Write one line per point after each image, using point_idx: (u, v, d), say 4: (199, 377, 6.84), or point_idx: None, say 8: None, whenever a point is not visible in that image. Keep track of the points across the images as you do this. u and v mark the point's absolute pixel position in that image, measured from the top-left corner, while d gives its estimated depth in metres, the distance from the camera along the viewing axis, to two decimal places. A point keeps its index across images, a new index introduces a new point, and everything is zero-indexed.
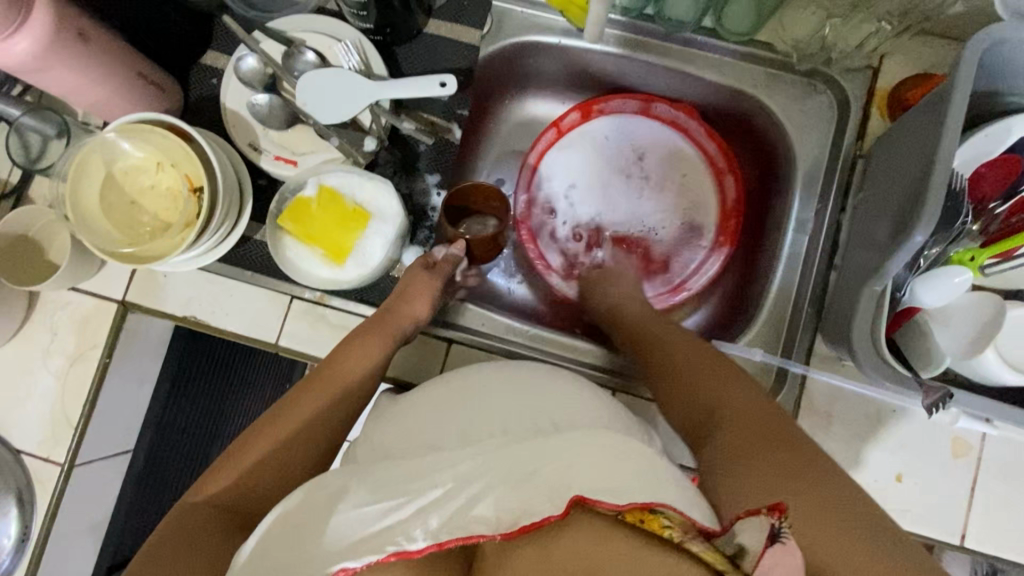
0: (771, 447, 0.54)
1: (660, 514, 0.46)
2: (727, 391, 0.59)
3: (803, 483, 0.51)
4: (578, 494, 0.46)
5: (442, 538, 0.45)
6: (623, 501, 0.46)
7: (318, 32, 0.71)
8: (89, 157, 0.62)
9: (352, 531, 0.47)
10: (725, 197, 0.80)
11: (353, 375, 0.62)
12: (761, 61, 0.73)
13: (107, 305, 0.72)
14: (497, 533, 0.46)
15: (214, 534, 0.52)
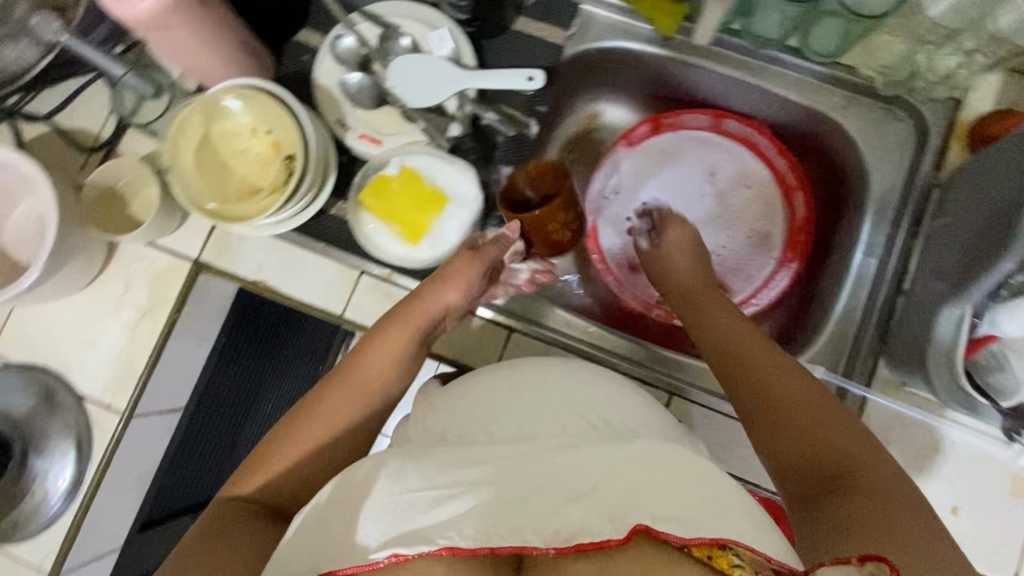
0: (870, 496, 0.44)
1: (730, 550, 0.42)
2: (824, 418, 0.50)
3: (906, 540, 0.41)
4: (644, 524, 0.42)
5: (494, 544, 0.43)
6: (689, 534, 0.41)
7: (414, 20, 0.74)
8: (191, 117, 0.65)
9: (388, 524, 0.45)
10: (794, 215, 0.80)
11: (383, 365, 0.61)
12: (841, 84, 0.74)
13: (180, 263, 0.74)
14: (550, 548, 0.43)
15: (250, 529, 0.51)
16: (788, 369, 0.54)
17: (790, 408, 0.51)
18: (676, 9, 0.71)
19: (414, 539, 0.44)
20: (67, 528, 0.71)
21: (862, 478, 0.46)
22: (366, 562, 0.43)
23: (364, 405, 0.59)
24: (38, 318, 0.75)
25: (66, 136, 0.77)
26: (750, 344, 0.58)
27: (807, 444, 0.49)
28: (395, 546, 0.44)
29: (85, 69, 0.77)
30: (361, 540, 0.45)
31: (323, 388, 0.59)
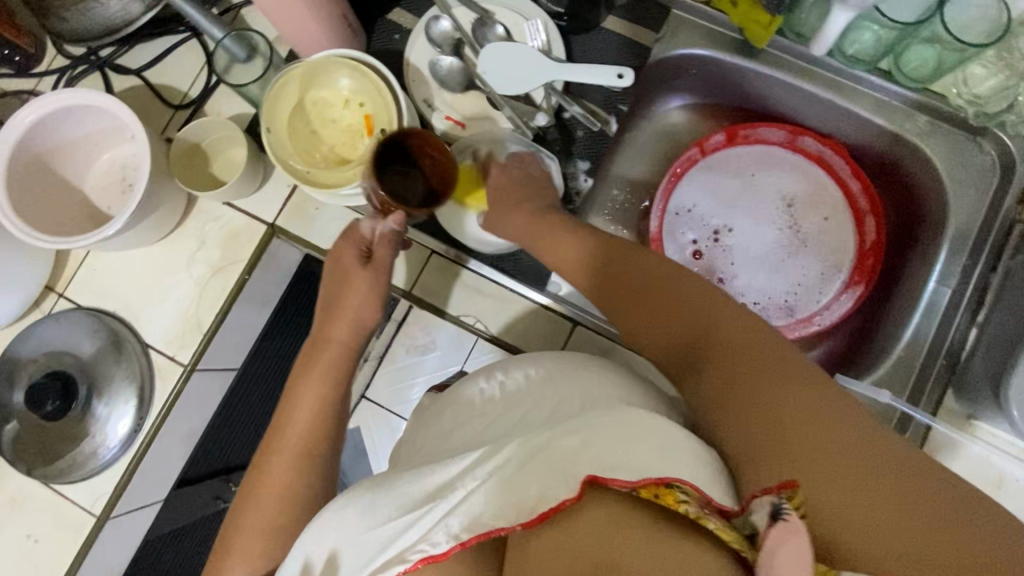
0: (791, 406, 0.45)
1: (676, 488, 0.40)
2: (743, 343, 0.49)
3: (832, 443, 0.42)
4: (591, 475, 0.40)
5: (464, 538, 0.40)
6: (636, 477, 0.40)
7: (507, 9, 0.75)
8: (287, 82, 0.66)
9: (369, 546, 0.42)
10: (865, 237, 0.80)
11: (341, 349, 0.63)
12: (929, 110, 0.73)
13: (255, 225, 0.76)
14: (516, 525, 0.40)
15: None
16: (711, 305, 0.53)
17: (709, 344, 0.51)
18: (772, 20, 0.70)
19: (392, 558, 0.41)
20: (121, 473, 0.72)
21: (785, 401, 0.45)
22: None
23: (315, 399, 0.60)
24: (110, 266, 0.76)
25: (154, 91, 0.79)
26: (672, 287, 0.55)
27: (746, 389, 0.47)
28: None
29: (180, 28, 0.79)
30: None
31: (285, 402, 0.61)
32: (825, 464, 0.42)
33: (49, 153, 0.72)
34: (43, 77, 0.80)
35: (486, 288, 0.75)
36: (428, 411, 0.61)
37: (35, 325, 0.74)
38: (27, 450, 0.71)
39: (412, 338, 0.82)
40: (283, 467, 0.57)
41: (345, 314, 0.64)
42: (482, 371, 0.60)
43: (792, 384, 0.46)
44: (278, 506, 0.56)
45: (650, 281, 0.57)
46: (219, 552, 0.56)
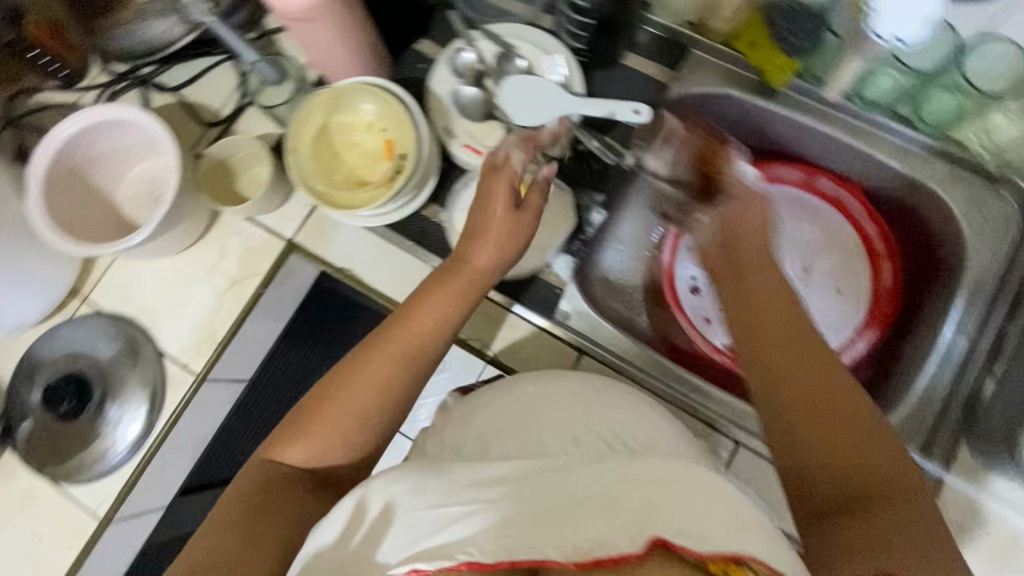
0: (894, 532, 0.45)
1: (745, 565, 0.41)
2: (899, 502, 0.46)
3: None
4: (658, 536, 0.42)
5: (514, 557, 0.44)
6: (705, 547, 0.41)
7: (531, 43, 0.77)
8: (314, 106, 0.68)
9: (416, 536, 0.46)
10: (880, 281, 0.80)
11: (429, 326, 0.60)
12: (947, 157, 0.74)
13: (274, 242, 0.78)
14: (568, 561, 0.43)
15: (296, 498, 0.55)
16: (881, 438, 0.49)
17: (849, 474, 0.49)
18: (787, 63, 0.73)
19: (435, 551, 0.45)
20: (128, 477, 0.74)
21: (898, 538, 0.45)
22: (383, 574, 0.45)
23: (427, 344, 0.60)
24: (132, 272, 0.78)
25: (187, 108, 0.82)
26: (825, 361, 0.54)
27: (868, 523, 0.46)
28: (415, 559, 0.45)
29: (217, 49, 0.83)
30: (387, 552, 0.46)
31: (382, 335, 0.60)
32: None
33: (85, 164, 0.75)
34: (85, 91, 0.84)
35: (493, 312, 0.77)
36: (468, 403, 0.63)
37: (57, 327, 0.76)
38: (41, 449, 0.73)
39: None
40: (366, 389, 0.57)
41: (463, 296, 0.61)
42: (569, 375, 0.63)
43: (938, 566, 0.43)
44: (349, 418, 0.57)
45: (812, 367, 0.53)
46: (283, 436, 0.57)
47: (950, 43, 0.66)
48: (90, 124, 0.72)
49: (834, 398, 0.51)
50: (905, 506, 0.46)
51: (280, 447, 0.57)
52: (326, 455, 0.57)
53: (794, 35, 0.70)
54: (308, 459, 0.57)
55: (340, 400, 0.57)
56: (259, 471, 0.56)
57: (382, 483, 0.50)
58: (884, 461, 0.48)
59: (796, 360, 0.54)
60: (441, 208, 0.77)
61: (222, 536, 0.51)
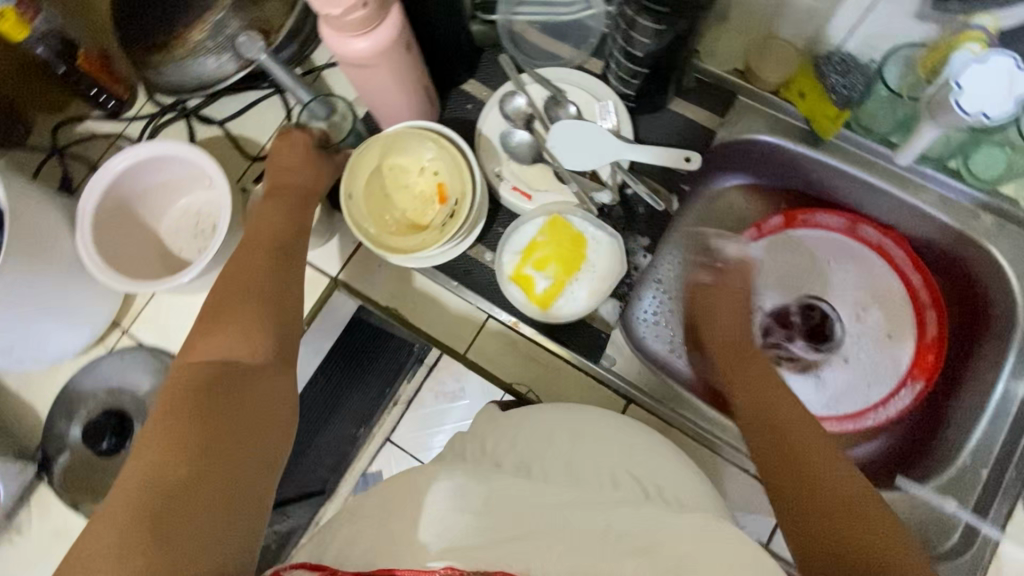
0: None
1: None
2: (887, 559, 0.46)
3: None
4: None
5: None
6: None
7: (580, 87, 0.77)
8: (369, 149, 0.68)
9: (450, 531, 0.48)
10: (925, 331, 0.79)
11: (271, 229, 0.66)
12: (997, 212, 0.73)
13: (319, 279, 0.78)
14: None
15: (226, 387, 0.50)
16: (867, 499, 0.51)
17: (835, 531, 0.49)
18: (839, 114, 0.73)
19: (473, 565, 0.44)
20: None
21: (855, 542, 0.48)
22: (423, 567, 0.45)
23: (268, 237, 0.65)
24: (174, 305, 0.78)
25: (233, 141, 0.83)
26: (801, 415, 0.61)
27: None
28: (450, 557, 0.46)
29: (264, 84, 0.83)
30: (428, 540, 0.48)
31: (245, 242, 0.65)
32: None
33: (133, 197, 0.75)
34: (131, 122, 0.85)
35: (540, 356, 0.77)
36: (501, 423, 0.62)
37: (98, 360, 0.76)
38: (77, 484, 0.72)
39: (440, 385, 0.88)
40: (242, 287, 0.60)
41: (283, 200, 0.69)
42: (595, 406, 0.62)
43: None
44: (250, 313, 0.58)
45: (791, 439, 0.58)
46: (195, 339, 0.55)
47: None
48: (143, 159, 0.72)
49: (802, 439, 0.57)
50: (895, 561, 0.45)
51: (190, 356, 0.53)
52: (247, 347, 0.55)
53: (846, 86, 0.72)
54: (221, 351, 0.54)
55: (229, 310, 0.57)
56: (195, 370, 0.51)
57: (433, 486, 0.52)
58: (869, 524, 0.49)
59: (791, 436, 0.58)
60: (487, 248, 0.77)
61: (158, 426, 0.45)
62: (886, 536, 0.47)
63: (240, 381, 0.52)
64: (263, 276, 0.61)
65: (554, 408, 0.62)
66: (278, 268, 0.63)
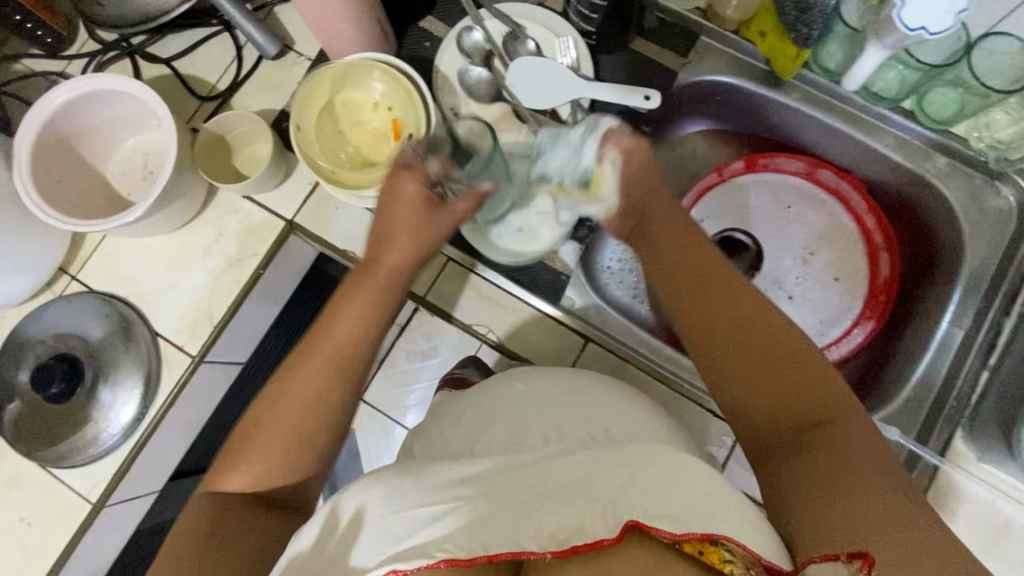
0: (847, 459, 0.45)
1: (720, 545, 0.40)
2: (835, 423, 0.47)
3: (870, 510, 0.42)
4: (632, 520, 0.42)
5: (491, 551, 0.43)
6: (680, 529, 0.41)
7: (540, 24, 0.75)
8: (319, 83, 0.67)
9: (388, 539, 0.45)
10: (878, 272, 0.81)
11: (350, 337, 0.53)
12: (950, 152, 0.74)
13: (274, 221, 0.76)
14: (546, 551, 0.43)
15: (248, 523, 0.50)
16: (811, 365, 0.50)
17: (777, 404, 0.49)
18: (799, 54, 0.72)
19: (414, 551, 0.44)
20: (121, 460, 0.72)
21: (878, 525, 0.41)
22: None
23: (355, 350, 0.53)
24: (124, 250, 0.76)
25: (181, 80, 0.79)
26: (808, 353, 0.50)
27: (832, 463, 0.45)
28: (395, 559, 0.43)
29: (213, 20, 0.80)
30: (366, 556, 0.45)
31: (307, 344, 0.53)
32: (881, 530, 0.41)
33: (75, 135, 0.72)
34: (72, 60, 0.81)
35: (499, 299, 0.76)
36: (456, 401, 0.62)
37: (46, 306, 0.73)
38: (27, 431, 0.70)
39: (413, 343, 0.80)
40: (297, 412, 0.51)
41: (375, 294, 0.55)
42: (512, 379, 0.61)
43: (885, 487, 0.44)
44: (286, 439, 0.51)
45: (735, 303, 0.53)
46: (232, 456, 0.51)
47: (958, 38, 0.66)
48: (83, 94, 0.69)
49: (774, 330, 0.51)
50: (841, 422, 0.47)
51: (226, 470, 0.51)
52: (273, 478, 0.51)
53: (805, 24, 0.69)
54: (258, 481, 0.51)
55: (273, 419, 0.51)
56: (221, 502, 0.50)
57: (363, 486, 0.50)
58: (817, 390, 0.49)
59: (721, 298, 0.54)
60: None
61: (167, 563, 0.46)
62: (839, 405, 0.48)
63: (258, 523, 0.50)
64: (329, 403, 0.52)
65: (498, 381, 0.61)
66: (338, 378, 0.52)
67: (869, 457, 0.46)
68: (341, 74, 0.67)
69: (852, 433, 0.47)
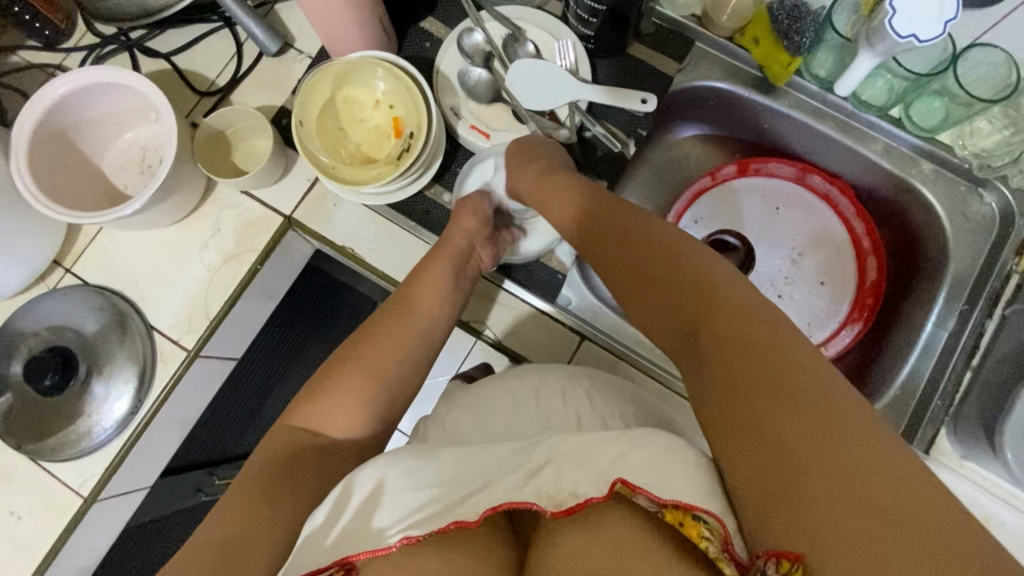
0: (761, 395, 0.46)
1: (701, 521, 0.42)
2: (743, 351, 0.48)
3: (785, 449, 0.43)
4: (622, 479, 0.44)
5: (496, 503, 0.46)
6: (665, 495, 0.43)
7: (539, 27, 0.77)
8: (321, 79, 0.67)
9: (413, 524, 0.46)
10: (866, 275, 0.82)
11: (427, 299, 0.67)
12: (934, 159, 0.76)
13: (272, 217, 0.76)
14: (546, 509, 0.46)
15: (318, 457, 0.58)
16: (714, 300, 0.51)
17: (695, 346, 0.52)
18: (791, 61, 0.73)
19: (432, 518, 0.46)
20: (113, 455, 0.71)
21: (836, 507, 0.40)
22: (381, 544, 0.45)
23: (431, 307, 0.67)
24: (121, 243, 0.76)
25: (181, 75, 0.80)
26: (709, 288, 0.52)
27: (740, 402, 0.46)
28: (409, 526, 0.46)
29: (214, 16, 0.80)
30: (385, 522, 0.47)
31: (396, 298, 0.67)
32: (793, 469, 0.42)
33: (72, 128, 0.72)
34: (71, 53, 0.80)
35: (496, 296, 0.78)
36: (452, 403, 0.64)
37: (38, 298, 0.72)
38: (17, 424, 0.69)
39: None
40: (380, 351, 0.63)
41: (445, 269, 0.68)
42: (522, 374, 0.63)
43: (802, 408, 0.44)
44: (372, 378, 0.62)
45: (647, 261, 0.56)
46: (316, 394, 0.61)
47: (944, 48, 0.69)
48: (83, 86, 0.68)
49: (681, 276, 0.54)
50: (754, 343, 0.48)
51: (308, 405, 0.61)
52: (351, 420, 0.61)
53: (797, 32, 0.71)
54: (338, 420, 0.60)
55: (359, 360, 0.62)
56: (302, 434, 0.59)
57: (377, 466, 0.51)
58: (723, 317, 0.50)
59: (626, 255, 0.58)
60: (445, 189, 0.77)
61: (262, 462, 0.57)
62: (744, 325, 0.49)
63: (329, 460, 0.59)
64: (408, 347, 0.64)
65: (509, 377, 0.63)
66: (416, 330, 0.65)
67: (798, 394, 0.45)
68: (341, 72, 0.68)
69: (764, 358, 0.47)
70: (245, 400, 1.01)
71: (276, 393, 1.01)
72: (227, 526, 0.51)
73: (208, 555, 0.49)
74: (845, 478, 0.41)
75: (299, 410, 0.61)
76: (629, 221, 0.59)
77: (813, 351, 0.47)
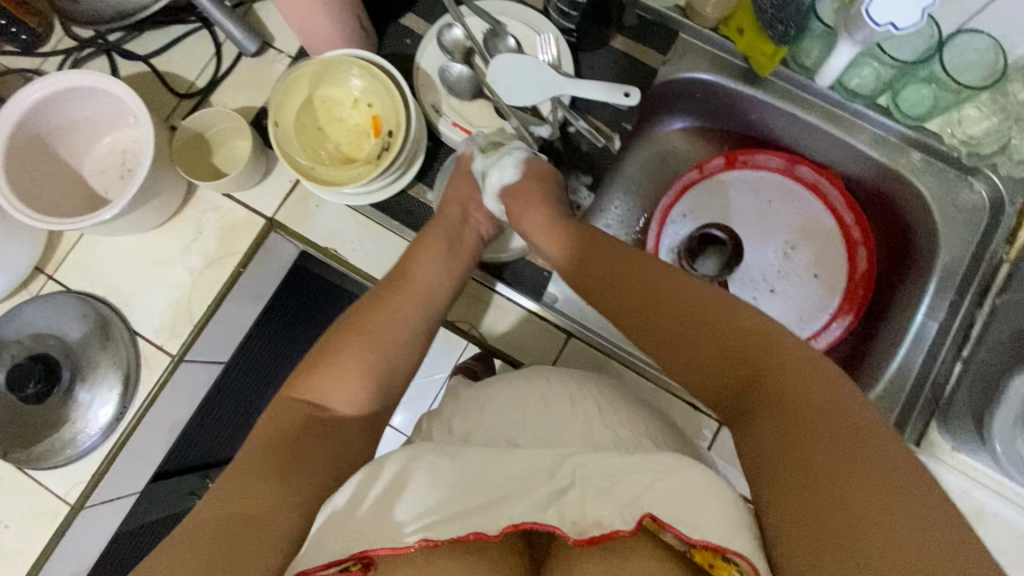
0: (814, 440, 0.47)
1: (732, 563, 0.42)
2: (792, 397, 0.49)
3: (831, 495, 0.44)
4: (650, 513, 0.44)
5: (517, 521, 0.46)
6: (695, 534, 0.43)
7: (520, 21, 0.77)
8: (298, 79, 0.67)
9: None
10: (856, 267, 0.81)
11: (425, 272, 0.68)
12: (924, 147, 0.75)
13: (255, 220, 0.76)
14: (569, 535, 0.46)
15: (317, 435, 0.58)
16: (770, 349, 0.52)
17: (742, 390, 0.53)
18: (776, 50, 0.72)
19: (446, 523, 0.47)
20: (100, 461, 0.71)
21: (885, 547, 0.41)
22: (399, 543, 0.46)
23: (428, 281, 0.67)
24: (102, 249, 0.75)
25: (159, 77, 0.79)
26: (759, 334, 0.53)
27: (791, 448, 0.47)
28: (427, 529, 0.47)
29: (192, 17, 0.79)
30: (404, 517, 0.48)
31: (396, 272, 0.67)
32: (841, 516, 0.43)
33: (50, 133, 0.71)
34: (48, 57, 0.80)
35: (481, 294, 0.77)
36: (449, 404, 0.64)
37: (20, 306, 0.72)
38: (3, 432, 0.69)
39: None
40: (381, 323, 0.64)
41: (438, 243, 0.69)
42: (514, 376, 0.62)
43: (852, 458, 0.45)
44: (372, 352, 0.62)
45: (687, 303, 0.57)
46: (315, 369, 0.61)
47: (931, 34, 0.68)
48: (59, 90, 0.67)
49: (730, 320, 0.55)
50: (801, 391, 0.49)
51: (307, 380, 0.61)
52: (352, 394, 0.61)
53: (781, 22, 0.68)
54: (337, 393, 0.60)
55: (358, 335, 0.63)
56: (300, 408, 0.59)
57: None
58: (772, 365, 0.51)
59: (659, 289, 0.59)
60: (428, 188, 0.76)
61: (264, 435, 0.57)
62: (792, 375, 0.50)
63: (329, 435, 0.58)
64: (410, 321, 0.65)
65: (500, 383, 0.62)
66: (416, 304, 0.66)
67: (850, 445, 0.46)
68: (316, 71, 0.67)
69: (811, 405, 0.48)
70: (234, 403, 1.00)
71: (268, 394, 1.01)
72: (224, 506, 0.50)
73: (207, 531, 0.49)
74: (891, 528, 0.42)
75: (298, 384, 0.61)
76: (665, 268, 0.61)
77: (858, 403, 0.49)
